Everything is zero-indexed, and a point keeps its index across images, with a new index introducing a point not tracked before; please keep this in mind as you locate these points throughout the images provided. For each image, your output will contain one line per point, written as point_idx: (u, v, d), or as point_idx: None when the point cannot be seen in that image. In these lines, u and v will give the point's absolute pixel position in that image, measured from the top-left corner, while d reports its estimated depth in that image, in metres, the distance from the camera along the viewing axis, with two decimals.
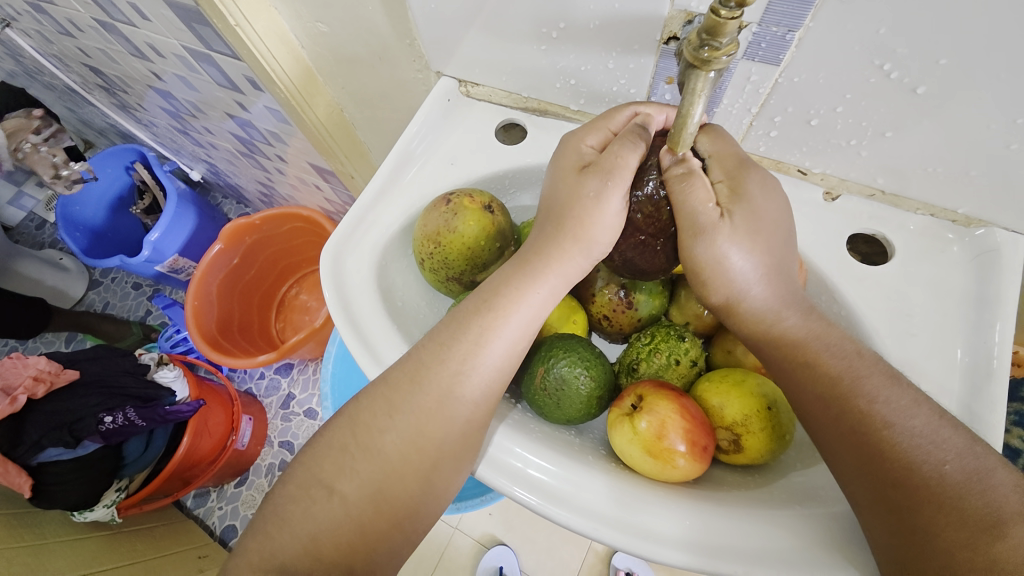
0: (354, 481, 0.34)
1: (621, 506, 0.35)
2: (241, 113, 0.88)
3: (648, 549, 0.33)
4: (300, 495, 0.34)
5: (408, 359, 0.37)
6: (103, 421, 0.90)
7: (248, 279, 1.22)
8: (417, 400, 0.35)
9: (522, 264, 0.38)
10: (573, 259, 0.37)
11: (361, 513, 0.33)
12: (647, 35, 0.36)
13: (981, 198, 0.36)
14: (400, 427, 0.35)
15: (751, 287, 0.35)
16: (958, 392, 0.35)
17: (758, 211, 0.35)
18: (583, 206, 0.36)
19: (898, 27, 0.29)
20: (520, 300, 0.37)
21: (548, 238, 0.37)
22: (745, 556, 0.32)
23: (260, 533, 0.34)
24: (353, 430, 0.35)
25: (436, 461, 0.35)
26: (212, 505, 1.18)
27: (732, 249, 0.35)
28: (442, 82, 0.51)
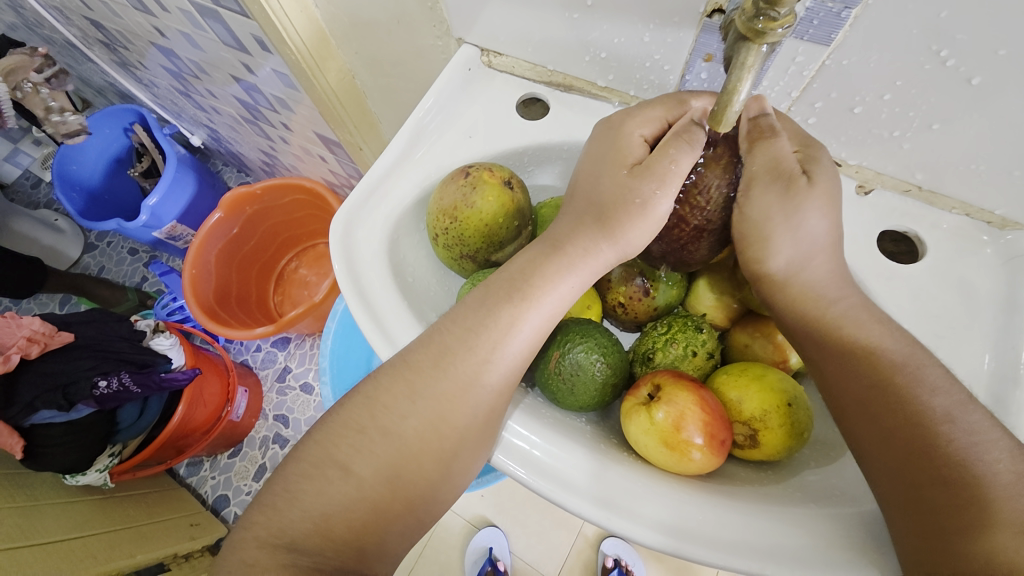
0: (370, 462, 0.33)
1: (600, 482, 0.34)
2: (247, 76, 0.85)
3: (623, 526, 0.33)
4: (313, 473, 0.33)
5: (430, 340, 0.36)
6: (97, 385, 0.88)
7: (247, 250, 1.20)
8: (439, 385, 0.34)
9: (557, 254, 0.36)
10: (606, 254, 0.37)
11: (375, 495, 0.33)
12: (690, 6, 0.34)
13: (1022, 198, 0.35)
14: (421, 411, 0.34)
15: (815, 255, 0.36)
16: (983, 398, 0.34)
17: (832, 175, 0.35)
18: (629, 211, 0.36)
19: (962, 11, 0.27)
20: (550, 292, 0.36)
21: (585, 230, 0.37)
22: (760, 553, 0.31)
23: (268, 507, 0.32)
24: (370, 410, 0.34)
25: (455, 446, 0.34)
26: (204, 474, 1.18)
27: (811, 211, 0.35)
28: (463, 49, 0.49)
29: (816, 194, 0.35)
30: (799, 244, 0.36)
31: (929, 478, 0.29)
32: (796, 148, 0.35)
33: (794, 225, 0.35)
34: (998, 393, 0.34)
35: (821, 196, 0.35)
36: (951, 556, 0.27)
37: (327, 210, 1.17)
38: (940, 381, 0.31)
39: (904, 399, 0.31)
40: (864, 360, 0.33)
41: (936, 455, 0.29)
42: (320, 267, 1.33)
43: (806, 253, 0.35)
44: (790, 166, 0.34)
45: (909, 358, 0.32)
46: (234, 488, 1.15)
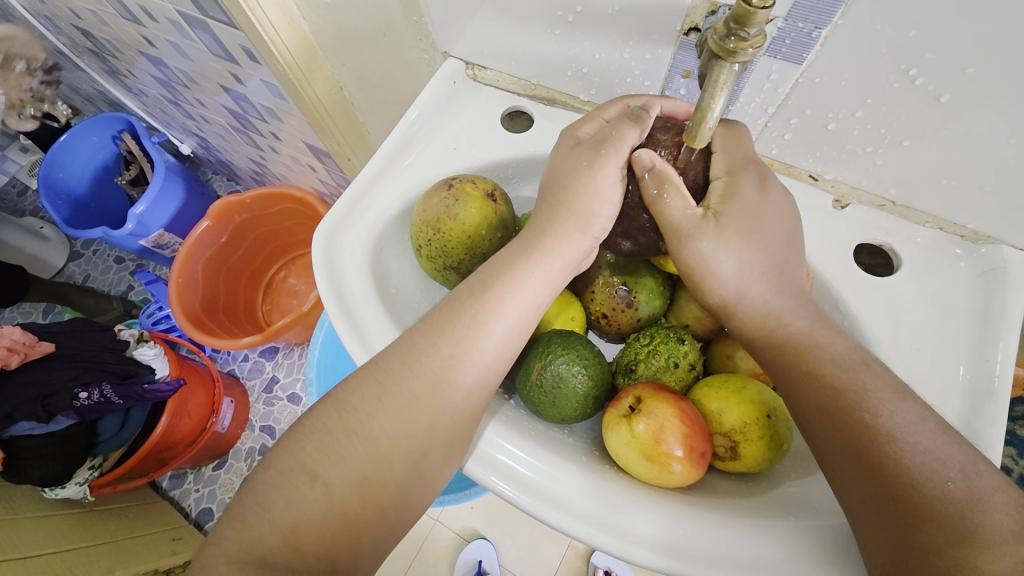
0: (339, 469, 0.33)
1: (604, 505, 0.34)
2: (236, 86, 0.85)
3: (623, 549, 0.33)
4: (281, 480, 0.32)
5: (400, 342, 0.36)
6: (78, 396, 0.87)
7: (235, 258, 1.19)
8: (406, 383, 0.34)
9: (521, 247, 0.37)
10: (572, 239, 0.37)
11: (345, 502, 0.32)
12: (667, 24, 0.35)
13: (992, 212, 0.36)
14: (390, 410, 0.34)
15: (748, 288, 0.36)
16: (958, 409, 0.34)
17: (750, 208, 0.35)
18: (579, 181, 0.36)
19: (929, 31, 0.28)
20: (516, 280, 0.36)
21: (548, 218, 0.37)
22: (742, 566, 0.31)
23: (238, 520, 0.32)
24: (340, 414, 0.34)
25: (425, 450, 0.34)
26: (188, 487, 1.16)
27: (722, 250, 0.35)
28: (448, 63, 0.49)
29: (727, 234, 0.35)
30: (777, 250, 0.35)
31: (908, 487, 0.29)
32: (723, 173, 0.36)
33: (704, 263, 0.36)
34: (973, 405, 0.34)
35: (732, 235, 0.35)
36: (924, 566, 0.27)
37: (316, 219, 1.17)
38: (913, 392, 0.31)
39: (880, 406, 0.31)
40: None
41: (910, 464, 0.29)
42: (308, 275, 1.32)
43: (771, 264, 0.35)
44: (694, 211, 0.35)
45: (885, 368, 0.32)
46: (218, 501, 1.14)
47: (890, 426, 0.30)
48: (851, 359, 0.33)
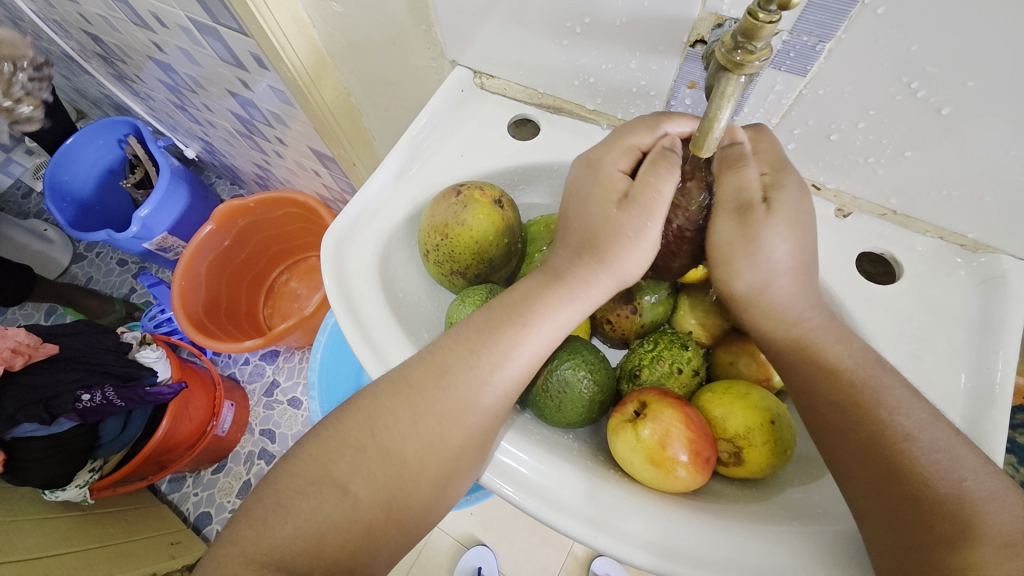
0: (366, 483, 0.33)
1: (599, 507, 0.34)
2: (243, 91, 0.87)
3: (614, 548, 0.33)
4: (308, 489, 0.32)
5: (432, 359, 0.36)
6: (80, 398, 0.88)
7: (237, 263, 1.21)
8: (440, 407, 0.34)
9: (553, 283, 0.37)
10: (603, 285, 0.37)
11: (373, 516, 0.33)
12: (674, 36, 0.35)
13: (992, 221, 0.36)
14: (422, 431, 0.34)
15: (793, 271, 0.36)
16: (959, 417, 0.35)
17: (795, 204, 0.35)
18: (620, 241, 0.35)
19: (930, 45, 0.28)
20: (550, 316, 0.36)
21: (580, 250, 0.37)
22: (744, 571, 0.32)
23: (258, 522, 0.32)
24: (371, 428, 0.34)
25: (451, 471, 0.34)
26: (187, 491, 1.16)
27: (768, 237, 0.35)
28: (456, 71, 0.50)
29: (773, 222, 0.35)
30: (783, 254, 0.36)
31: (911, 491, 0.29)
32: (766, 171, 0.35)
33: (750, 247, 0.35)
34: (975, 412, 0.35)
35: (782, 223, 0.35)
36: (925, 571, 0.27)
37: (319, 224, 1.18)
38: (916, 398, 0.32)
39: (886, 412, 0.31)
40: (847, 373, 0.33)
41: (915, 470, 0.29)
42: (311, 280, 1.33)
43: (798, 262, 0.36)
44: (750, 195, 0.35)
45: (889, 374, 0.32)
46: (217, 505, 1.14)
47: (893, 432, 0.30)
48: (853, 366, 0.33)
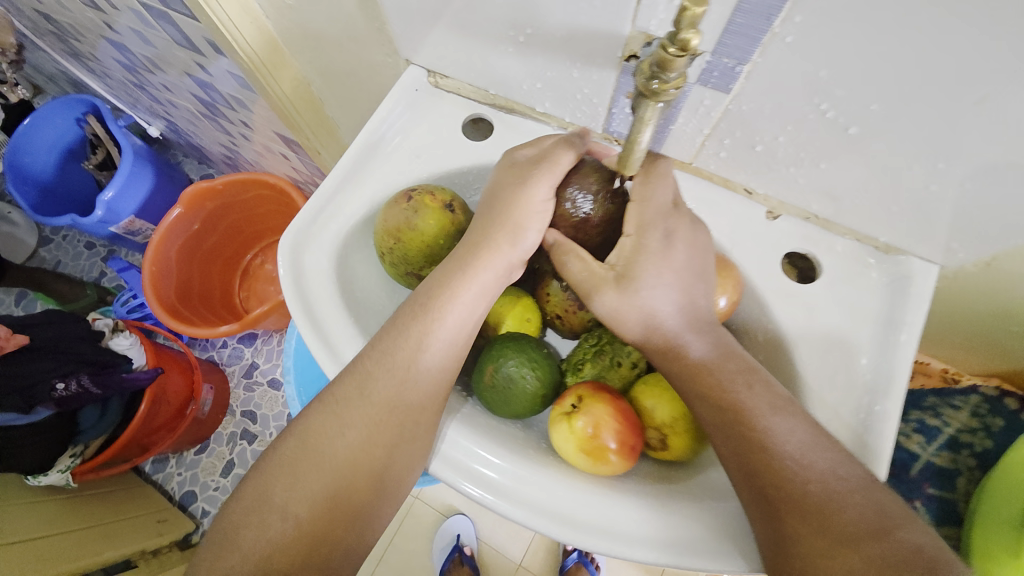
0: (304, 499, 0.35)
1: (565, 499, 0.38)
2: (201, 74, 0.85)
3: (583, 540, 0.37)
4: (251, 518, 0.35)
5: (353, 369, 0.39)
6: (56, 387, 0.89)
7: (209, 246, 1.21)
8: (364, 410, 0.38)
9: (456, 267, 0.41)
10: (501, 250, 0.41)
11: (317, 526, 0.35)
12: (610, 51, 0.37)
13: (899, 228, 0.40)
14: (352, 437, 0.37)
15: (703, 283, 0.39)
16: (861, 406, 0.39)
17: (651, 264, 0.39)
18: (510, 201, 0.41)
19: (835, 72, 0.30)
20: (455, 301, 0.40)
21: (479, 238, 0.41)
22: (686, 547, 0.36)
23: (211, 556, 0.34)
24: (304, 446, 0.37)
25: (388, 464, 0.37)
26: (169, 471, 1.21)
27: (622, 307, 0.39)
28: (410, 70, 0.51)
29: (621, 295, 0.39)
30: (694, 262, 0.39)
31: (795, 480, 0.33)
32: (631, 233, 0.40)
33: (611, 316, 0.40)
34: (874, 401, 0.38)
35: (629, 292, 0.39)
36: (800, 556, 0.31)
37: (290, 206, 1.18)
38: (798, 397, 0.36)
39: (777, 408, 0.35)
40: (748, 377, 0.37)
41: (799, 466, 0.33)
42: None
43: (682, 301, 0.39)
44: (595, 276, 0.40)
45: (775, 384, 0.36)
46: (201, 484, 1.20)
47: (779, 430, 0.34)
48: (754, 367, 0.37)
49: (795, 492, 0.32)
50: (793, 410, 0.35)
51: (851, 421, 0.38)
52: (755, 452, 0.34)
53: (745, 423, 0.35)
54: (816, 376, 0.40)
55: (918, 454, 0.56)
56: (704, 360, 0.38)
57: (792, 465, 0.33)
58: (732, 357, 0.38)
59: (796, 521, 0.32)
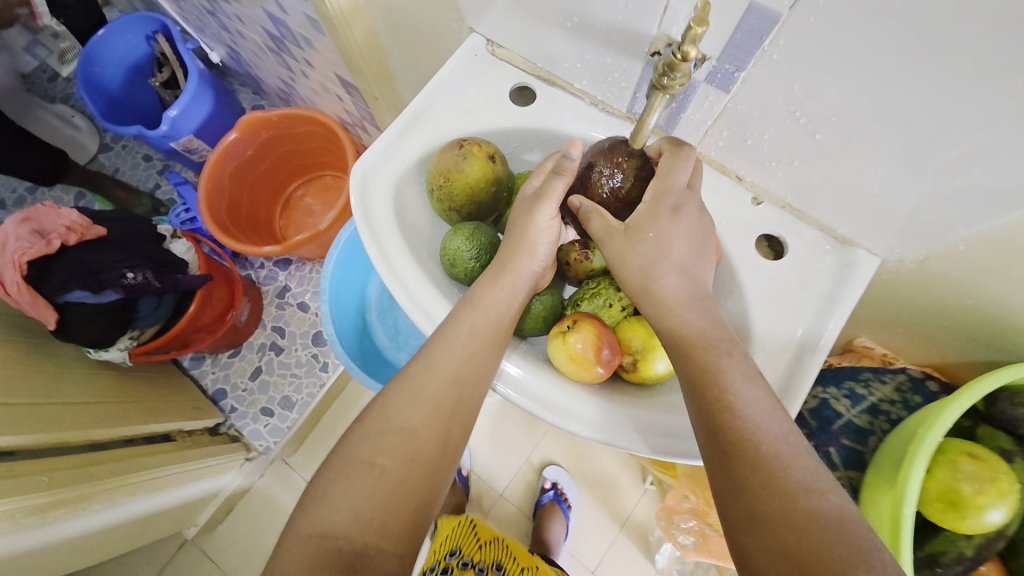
0: (387, 457, 0.46)
1: (547, 388, 0.51)
2: (278, 12, 0.93)
3: (551, 415, 0.50)
4: (348, 474, 0.45)
5: (420, 355, 0.50)
6: (125, 276, 0.99)
7: (260, 172, 1.33)
8: (427, 385, 0.48)
9: (497, 274, 0.52)
10: (527, 262, 0.52)
11: (398, 478, 0.45)
12: (639, 46, 0.45)
13: (852, 222, 0.49)
14: (420, 408, 0.48)
15: (702, 252, 0.47)
16: (792, 359, 0.49)
17: (659, 224, 0.47)
18: (537, 223, 0.51)
19: (808, 87, 0.39)
20: (496, 299, 0.51)
21: (514, 249, 0.52)
22: (625, 429, 0.48)
23: (318, 507, 0.44)
24: (386, 418, 0.47)
25: (447, 426, 0.48)
26: (205, 368, 1.37)
27: (629, 257, 0.47)
28: (472, 37, 0.59)
29: (629, 244, 0.47)
30: (694, 232, 0.47)
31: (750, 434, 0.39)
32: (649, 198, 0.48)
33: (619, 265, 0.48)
34: (804, 357, 0.48)
35: (636, 242, 0.47)
36: (747, 500, 0.36)
37: (336, 143, 1.29)
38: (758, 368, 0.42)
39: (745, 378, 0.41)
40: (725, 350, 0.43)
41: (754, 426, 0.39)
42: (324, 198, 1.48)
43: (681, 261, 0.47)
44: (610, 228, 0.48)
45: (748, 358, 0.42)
46: (232, 383, 1.36)
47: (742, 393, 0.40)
48: (734, 340, 0.44)
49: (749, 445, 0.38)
50: (759, 381, 0.41)
51: (782, 369, 0.49)
52: (719, 405, 0.40)
53: (717, 374, 0.41)
54: (763, 332, 0.50)
55: (842, 414, 0.60)
56: (689, 328, 0.45)
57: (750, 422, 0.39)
58: (717, 326, 0.45)
59: (748, 468, 0.37)
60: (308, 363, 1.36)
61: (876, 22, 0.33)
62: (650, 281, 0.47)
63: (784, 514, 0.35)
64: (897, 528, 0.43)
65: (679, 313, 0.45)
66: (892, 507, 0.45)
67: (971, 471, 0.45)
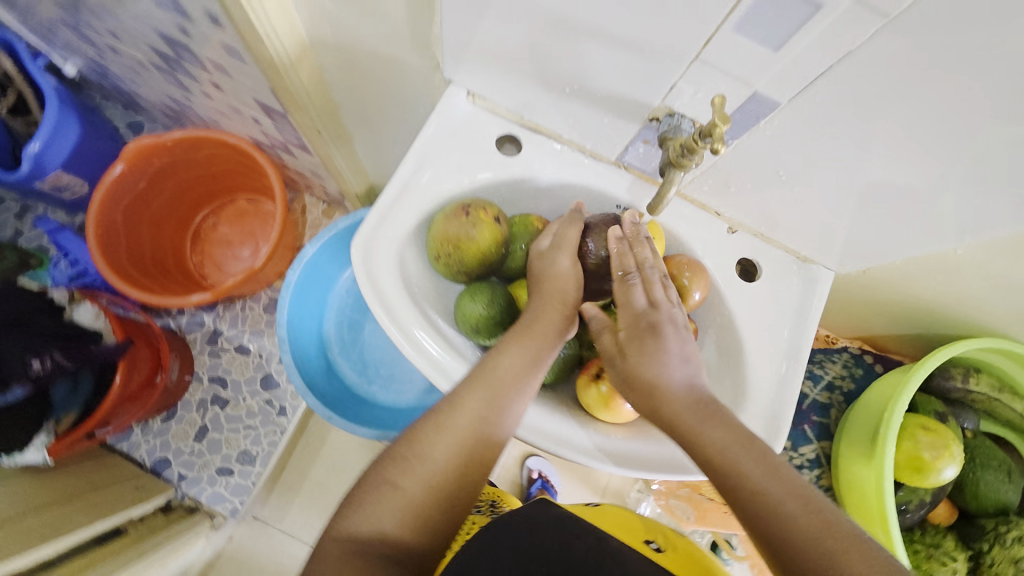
0: (411, 481, 0.45)
1: (566, 431, 0.54)
2: (180, 39, 0.79)
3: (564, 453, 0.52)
4: (371, 490, 0.45)
5: (450, 396, 0.49)
6: (31, 365, 0.86)
7: (157, 205, 1.16)
8: (456, 421, 0.47)
9: (528, 327, 0.53)
10: (553, 314, 0.54)
11: (417, 501, 0.44)
12: (638, 112, 0.48)
13: (814, 246, 0.58)
14: (445, 440, 0.47)
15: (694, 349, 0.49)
16: (784, 371, 0.57)
17: (648, 329, 0.49)
18: (550, 268, 0.55)
19: (794, 151, 0.45)
20: (525, 347, 0.52)
21: (538, 301, 0.55)
22: (636, 458, 0.53)
23: (340, 518, 0.44)
24: (410, 445, 0.47)
25: (472, 460, 0.47)
26: (136, 439, 1.18)
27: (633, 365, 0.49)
28: (452, 90, 0.58)
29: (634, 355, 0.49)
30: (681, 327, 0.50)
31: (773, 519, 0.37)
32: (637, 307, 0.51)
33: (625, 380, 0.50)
34: (791, 367, 0.57)
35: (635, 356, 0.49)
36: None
37: (251, 165, 1.14)
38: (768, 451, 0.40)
39: (755, 458, 0.40)
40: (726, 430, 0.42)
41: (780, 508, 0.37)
42: (241, 225, 1.32)
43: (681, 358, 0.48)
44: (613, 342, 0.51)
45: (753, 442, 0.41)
46: (174, 449, 1.19)
47: (751, 473, 0.39)
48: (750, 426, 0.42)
49: (782, 529, 0.36)
50: (774, 461, 0.39)
51: (777, 377, 0.57)
52: (741, 492, 0.39)
53: (744, 485, 0.39)
54: (757, 348, 0.58)
55: (807, 394, 0.71)
56: (703, 433, 0.42)
57: (775, 507, 0.37)
58: (731, 429, 0.42)
59: (793, 558, 0.35)
60: (262, 412, 1.23)
61: (854, 115, 0.39)
62: (658, 339, 0.48)
63: None
64: (881, 496, 0.53)
65: (692, 415, 0.44)
66: (876, 477, 0.54)
67: (927, 441, 0.53)
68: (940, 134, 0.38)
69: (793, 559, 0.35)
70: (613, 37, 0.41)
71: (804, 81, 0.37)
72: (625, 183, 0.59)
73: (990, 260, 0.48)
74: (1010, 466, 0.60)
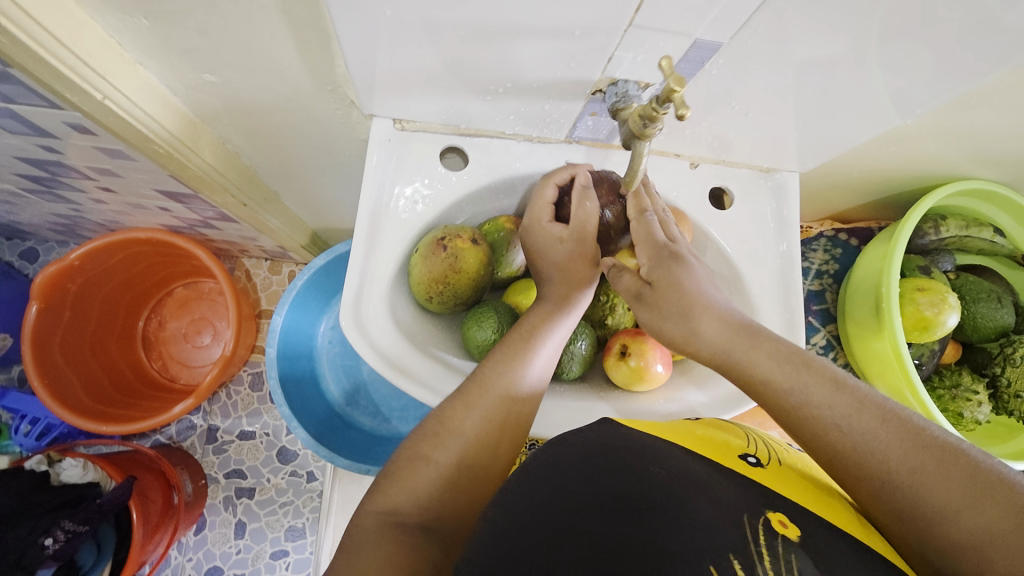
0: (446, 454, 0.44)
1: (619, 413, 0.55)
2: (48, 156, 0.69)
3: None
4: (406, 464, 0.44)
5: (475, 375, 0.48)
6: (46, 544, 0.75)
7: (93, 331, 1.02)
8: (485, 399, 0.46)
9: (553, 307, 0.52)
10: (576, 295, 0.52)
11: (451, 475, 0.44)
12: (580, 90, 0.47)
13: (775, 157, 0.59)
14: (476, 416, 0.46)
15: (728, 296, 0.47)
16: (784, 280, 0.59)
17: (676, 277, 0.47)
18: (558, 248, 0.53)
19: (740, 80, 0.45)
20: (548, 325, 0.51)
21: (553, 282, 0.53)
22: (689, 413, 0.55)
23: (375, 491, 0.43)
24: (440, 421, 0.46)
25: (503, 435, 0.47)
26: (178, 561, 1.11)
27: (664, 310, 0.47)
28: (377, 124, 0.54)
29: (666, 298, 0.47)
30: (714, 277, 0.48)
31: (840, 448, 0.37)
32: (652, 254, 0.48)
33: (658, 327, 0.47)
34: (789, 274, 0.59)
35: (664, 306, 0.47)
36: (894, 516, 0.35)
37: (177, 254, 1.03)
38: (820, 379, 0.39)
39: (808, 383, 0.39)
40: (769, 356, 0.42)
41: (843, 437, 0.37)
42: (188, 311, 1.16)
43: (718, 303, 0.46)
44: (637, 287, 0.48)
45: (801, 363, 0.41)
46: (220, 555, 1.12)
47: (802, 400, 0.39)
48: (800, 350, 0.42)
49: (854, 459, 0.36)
50: (826, 380, 0.39)
51: (780, 288, 0.59)
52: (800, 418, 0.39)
53: (834, 428, 0.37)
54: (755, 269, 0.60)
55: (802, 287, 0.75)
56: (769, 372, 0.41)
57: (838, 435, 0.37)
58: (779, 352, 0.42)
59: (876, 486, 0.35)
60: (291, 485, 1.14)
61: (791, 31, 0.39)
62: (683, 294, 0.46)
63: (931, 527, 0.33)
64: (903, 361, 0.58)
65: (747, 355, 0.42)
66: (893, 346, 0.59)
67: (927, 301, 0.59)
68: (869, 30, 0.39)
69: (875, 487, 0.35)
70: (540, 30, 0.39)
71: (740, 19, 0.37)
72: (580, 157, 0.58)
73: (937, 119, 0.51)
74: (998, 293, 0.67)
